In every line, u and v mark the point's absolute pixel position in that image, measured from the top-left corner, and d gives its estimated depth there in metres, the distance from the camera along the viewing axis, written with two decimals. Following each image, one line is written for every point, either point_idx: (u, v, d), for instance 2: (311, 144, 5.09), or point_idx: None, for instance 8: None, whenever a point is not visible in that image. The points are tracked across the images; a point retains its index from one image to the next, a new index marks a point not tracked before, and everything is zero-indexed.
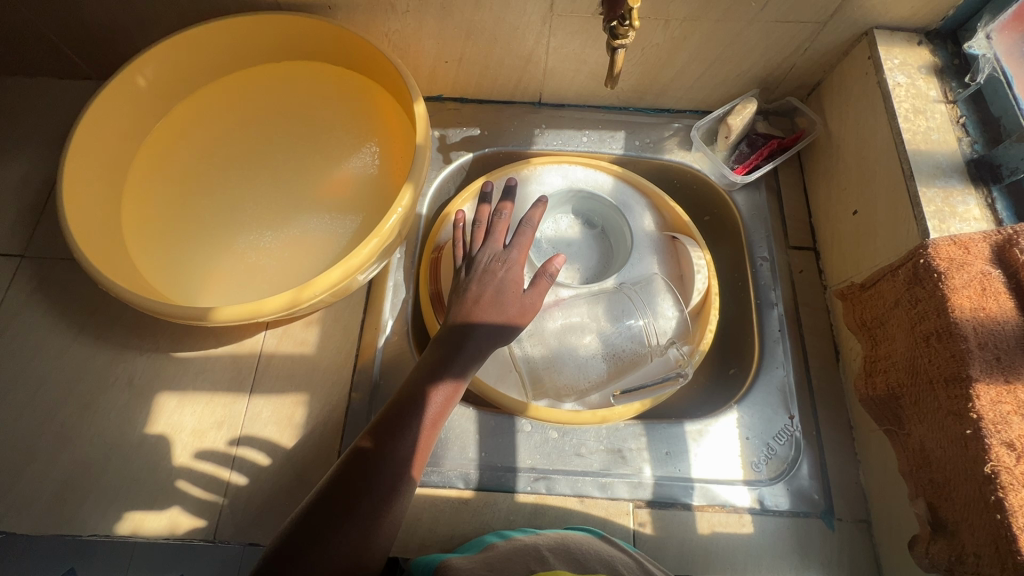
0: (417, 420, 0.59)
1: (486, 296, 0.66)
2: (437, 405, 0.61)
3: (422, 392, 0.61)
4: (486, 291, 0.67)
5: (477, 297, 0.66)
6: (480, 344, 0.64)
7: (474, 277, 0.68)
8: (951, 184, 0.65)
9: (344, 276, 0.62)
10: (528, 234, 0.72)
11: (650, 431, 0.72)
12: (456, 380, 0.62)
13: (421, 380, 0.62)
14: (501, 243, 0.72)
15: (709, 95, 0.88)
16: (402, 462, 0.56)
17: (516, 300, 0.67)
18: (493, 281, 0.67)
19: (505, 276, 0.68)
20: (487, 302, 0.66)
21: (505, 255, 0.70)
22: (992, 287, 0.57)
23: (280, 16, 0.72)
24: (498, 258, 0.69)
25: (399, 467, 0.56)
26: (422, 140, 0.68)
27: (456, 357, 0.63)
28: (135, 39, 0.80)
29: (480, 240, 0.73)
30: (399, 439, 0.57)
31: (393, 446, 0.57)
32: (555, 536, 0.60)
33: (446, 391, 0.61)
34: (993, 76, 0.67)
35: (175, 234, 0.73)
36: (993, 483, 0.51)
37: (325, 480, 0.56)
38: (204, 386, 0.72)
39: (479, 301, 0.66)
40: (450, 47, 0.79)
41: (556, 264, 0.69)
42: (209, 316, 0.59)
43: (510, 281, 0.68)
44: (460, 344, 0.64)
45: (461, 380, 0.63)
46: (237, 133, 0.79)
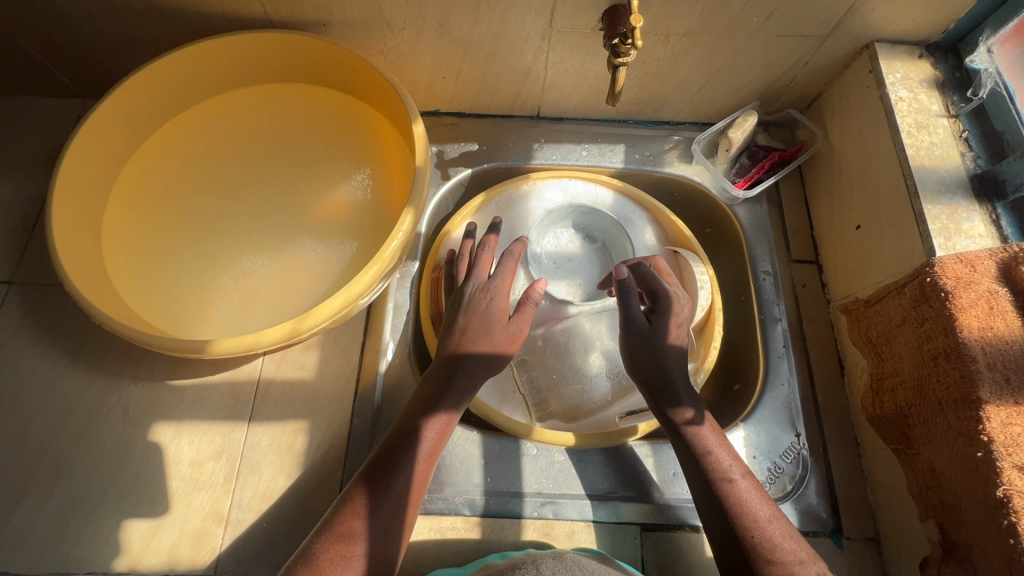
0: (419, 450, 0.59)
1: (474, 325, 0.66)
2: (433, 434, 0.60)
3: (422, 420, 0.60)
4: (472, 320, 0.66)
5: (463, 328, 0.66)
6: (474, 370, 0.64)
7: (460, 308, 0.68)
8: (956, 200, 0.64)
9: (344, 305, 0.61)
10: (510, 263, 0.71)
11: (657, 451, 0.72)
12: (452, 409, 0.62)
13: (422, 409, 0.61)
14: (485, 274, 0.71)
15: (708, 108, 0.87)
16: (402, 496, 0.56)
17: (502, 328, 0.67)
18: (479, 308, 0.67)
19: (491, 305, 0.68)
20: (474, 331, 0.66)
21: (489, 285, 0.69)
22: (999, 306, 0.57)
23: (271, 35, 0.70)
24: (483, 288, 0.69)
25: (399, 501, 0.55)
26: (421, 162, 0.66)
27: (448, 388, 0.62)
28: (124, 57, 0.78)
29: (464, 274, 0.73)
30: (399, 471, 0.57)
31: (394, 477, 0.56)
32: (552, 559, 0.58)
33: (443, 419, 0.61)
34: (996, 90, 0.67)
35: (168, 262, 0.71)
36: (1005, 507, 0.51)
37: (326, 513, 0.55)
38: (202, 415, 0.70)
39: (466, 332, 0.66)
40: (447, 63, 0.77)
41: (537, 290, 0.70)
42: (206, 349, 0.58)
43: (494, 311, 0.67)
44: (459, 371, 0.63)
45: (456, 408, 0.62)
46: (229, 155, 0.78)
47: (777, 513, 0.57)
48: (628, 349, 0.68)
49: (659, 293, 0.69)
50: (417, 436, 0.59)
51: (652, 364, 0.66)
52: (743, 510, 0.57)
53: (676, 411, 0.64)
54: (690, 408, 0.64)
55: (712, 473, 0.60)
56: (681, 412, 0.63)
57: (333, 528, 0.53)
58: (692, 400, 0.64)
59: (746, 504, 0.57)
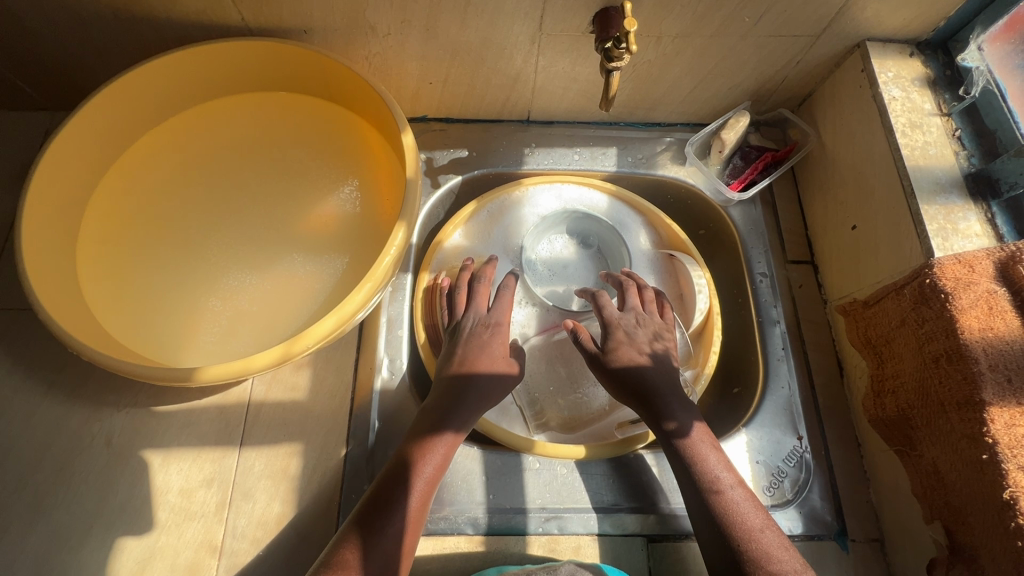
0: (418, 474, 0.58)
1: (471, 358, 0.67)
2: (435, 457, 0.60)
3: (423, 443, 0.60)
4: (471, 351, 0.68)
5: (462, 359, 0.67)
6: (475, 396, 0.64)
7: (459, 340, 0.69)
8: (952, 200, 0.64)
9: (337, 326, 0.59)
10: (508, 297, 0.74)
11: (661, 460, 0.71)
12: (457, 432, 0.62)
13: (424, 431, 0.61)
14: (484, 306, 0.72)
15: (700, 109, 0.86)
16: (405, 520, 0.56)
17: (501, 359, 0.69)
18: (483, 336, 0.70)
19: (491, 339, 0.70)
20: (473, 361, 0.67)
21: (489, 320, 0.71)
22: (999, 306, 0.56)
23: (248, 43, 0.67)
24: (483, 323, 0.71)
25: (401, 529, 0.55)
26: (411, 173, 0.64)
27: (452, 412, 0.63)
28: (93, 68, 0.74)
29: (462, 304, 0.73)
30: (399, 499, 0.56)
31: (393, 504, 0.56)
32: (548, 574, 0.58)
33: (447, 441, 0.61)
34: (988, 88, 0.67)
35: (149, 284, 0.69)
36: (1012, 509, 0.51)
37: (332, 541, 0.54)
38: (191, 441, 0.67)
39: (464, 362, 0.66)
40: (434, 68, 0.75)
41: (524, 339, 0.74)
42: (194, 376, 0.56)
43: (495, 343, 0.70)
44: (462, 397, 0.64)
45: (460, 432, 0.62)
46: (209, 169, 0.75)
47: (772, 524, 0.57)
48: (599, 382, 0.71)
49: (602, 320, 0.71)
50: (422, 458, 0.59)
51: (615, 390, 0.67)
52: (738, 524, 0.56)
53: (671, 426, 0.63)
54: (685, 423, 0.63)
55: (707, 487, 0.59)
56: (676, 426, 0.62)
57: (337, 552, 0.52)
58: (686, 414, 0.63)
59: (741, 518, 0.57)
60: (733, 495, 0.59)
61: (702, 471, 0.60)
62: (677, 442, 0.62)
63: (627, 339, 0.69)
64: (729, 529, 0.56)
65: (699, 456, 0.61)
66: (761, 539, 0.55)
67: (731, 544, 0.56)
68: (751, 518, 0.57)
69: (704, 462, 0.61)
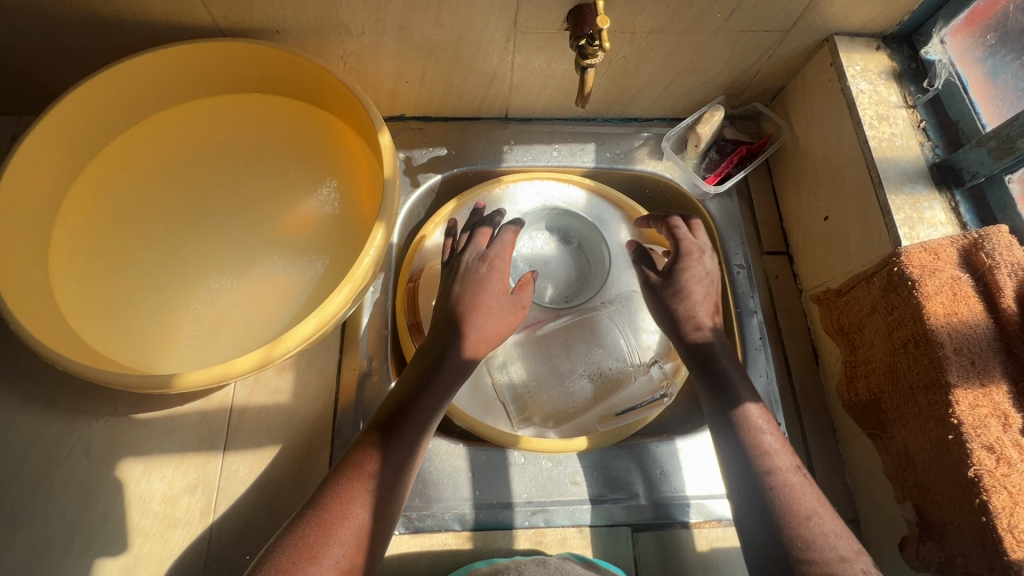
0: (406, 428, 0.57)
1: (469, 296, 0.67)
2: (400, 452, 0.56)
3: (388, 442, 0.56)
4: (468, 288, 0.68)
5: (459, 297, 0.67)
6: (439, 388, 0.60)
7: (457, 277, 0.69)
8: (917, 190, 0.66)
9: (318, 328, 0.58)
10: (509, 234, 0.73)
11: (643, 451, 0.72)
12: (420, 431, 0.58)
13: (391, 422, 0.57)
14: (483, 244, 0.73)
15: (676, 104, 0.87)
16: (362, 519, 0.51)
17: (499, 295, 0.69)
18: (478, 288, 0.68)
19: (489, 274, 0.69)
20: (467, 300, 0.67)
21: (487, 256, 0.71)
22: (963, 291, 0.58)
23: (219, 44, 0.66)
24: (481, 259, 0.70)
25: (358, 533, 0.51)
26: (389, 173, 0.64)
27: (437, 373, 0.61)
28: (60, 70, 0.72)
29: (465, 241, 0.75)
30: (357, 496, 0.52)
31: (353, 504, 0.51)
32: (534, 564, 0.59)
33: (414, 436, 0.57)
34: (951, 81, 0.69)
35: (125, 290, 0.68)
36: (976, 486, 0.53)
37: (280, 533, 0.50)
38: (173, 448, 0.67)
39: (461, 300, 0.67)
40: (411, 67, 0.75)
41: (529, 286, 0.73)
42: (172, 383, 0.55)
43: (494, 279, 0.69)
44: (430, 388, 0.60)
45: (425, 429, 0.58)
46: (185, 172, 0.74)
47: (829, 511, 0.55)
48: (657, 311, 0.73)
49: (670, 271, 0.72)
50: (385, 453, 0.55)
51: (682, 322, 0.69)
52: (794, 507, 0.54)
53: (739, 409, 0.62)
54: (754, 407, 0.62)
55: (761, 465, 0.57)
56: (744, 409, 0.62)
57: (300, 530, 0.50)
58: (756, 400, 0.63)
59: (798, 501, 0.55)
60: (798, 480, 0.56)
61: (764, 454, 0.58)
62: (742, 424, 0.60)
63: (696, 299, 0.70)
64: (784, 512, 0.54)
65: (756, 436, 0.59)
66: (818, 524, 0.53)
67: (782, 522, 0.54)
68: (813, 505, 0.55)
69: (767, 445, 0.59)
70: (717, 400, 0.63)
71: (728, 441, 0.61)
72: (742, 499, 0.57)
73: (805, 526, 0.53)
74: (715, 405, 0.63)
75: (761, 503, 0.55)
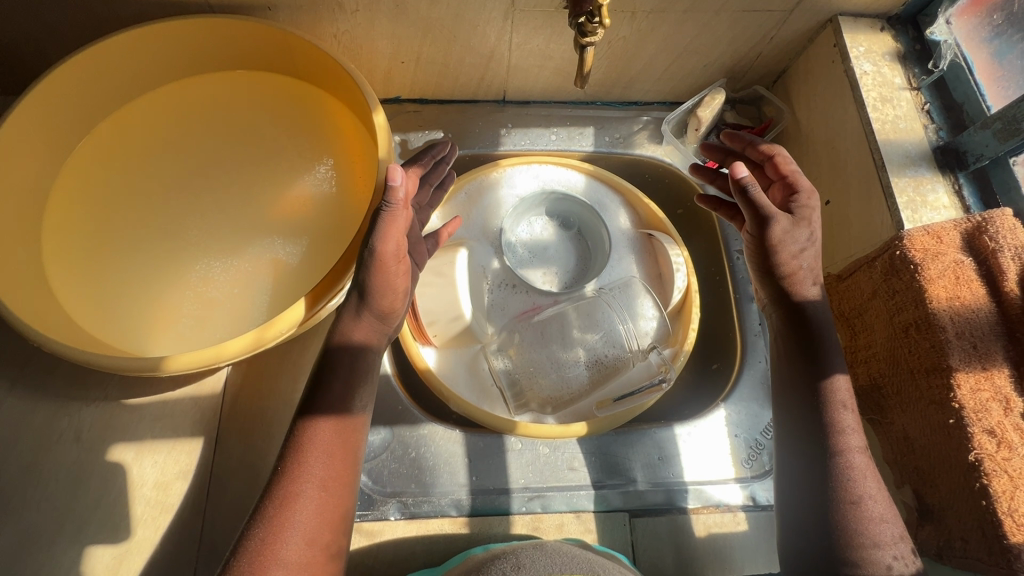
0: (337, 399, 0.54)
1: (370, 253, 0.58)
2: (322, 456, 0.51)
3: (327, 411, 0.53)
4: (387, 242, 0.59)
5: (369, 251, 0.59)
6: (344, 370, 0.55)
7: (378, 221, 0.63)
8: (921, 173, 0.65)
9: (311, 311, 0.57)
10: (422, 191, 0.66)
11: (642, 438, 0.72)
12: (349, 405, 0.54)
13: (301, 425, 0.53)
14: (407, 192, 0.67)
15: (676, 87, 0.86)
16: (315, 506, 0.50)
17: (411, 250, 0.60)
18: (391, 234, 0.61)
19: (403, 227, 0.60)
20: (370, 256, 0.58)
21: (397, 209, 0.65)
22: (965, 275, 0.58)
23: (203, 20, 0.64)
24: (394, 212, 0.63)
25: (297, 557, 0.47)
26: (383, 153, 0.63)
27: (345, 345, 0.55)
28: (45, 47, 0.70)
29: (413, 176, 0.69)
30: (299, 490, 0.49)
31: (281, 529, 0.48)
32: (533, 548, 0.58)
33: (334, 429, 0.53)
34: (955, 63, 0.68)
35: (118, 271, 0.66)
36: (977, 470, 0.53)
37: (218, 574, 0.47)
38: (165, 433, 0.69)
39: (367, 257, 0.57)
40: (406, 46, 0.73)
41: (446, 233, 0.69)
42: (162, 365, 0.54)
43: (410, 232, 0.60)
44: (335, 372, 0.55)
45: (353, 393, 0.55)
46: (175, 153, 0.73)
47: (886, 497, 0.54)
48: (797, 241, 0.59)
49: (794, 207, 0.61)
50: (328, 429, 0.52)
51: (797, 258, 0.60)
52: (853, 490, 0.53)
53: (828, 381, 0.58)
54: (845, 382, 0.58)
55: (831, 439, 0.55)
56: (834, 382, 0.57)
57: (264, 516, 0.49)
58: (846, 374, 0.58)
59: (860, 486, 0.53)
60: (866, 462, 0.55)
61: (843, 431, 0.56)
62: (828, 397, 0.57)
63: (806, 252, 0.60)
64: (844, 493, 0.53)
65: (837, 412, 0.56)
66: (875, 509, 0.53)
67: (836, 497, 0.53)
68: (875, 489, 0.54)
69: (846, 424, 0.56)
70: (803, 371, 0.59)
71: (801, 412, 0.58)
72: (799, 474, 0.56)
73: (862, 507, 0.52)
74: (800, 376, 0.59)
75: (823, 482, 0.54)
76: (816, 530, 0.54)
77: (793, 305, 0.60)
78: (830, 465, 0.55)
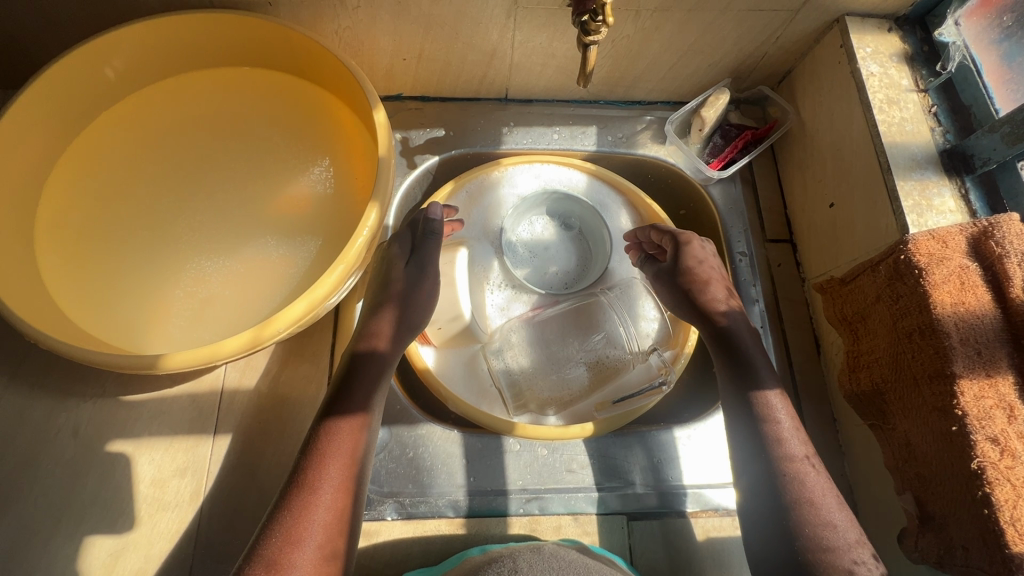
0: (355, 401, 0.57)
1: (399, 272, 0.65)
2: (339, 454, 0.54)
3: (347, 410, 0.56)
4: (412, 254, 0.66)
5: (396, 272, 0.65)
6: (369, 373, 0.59)
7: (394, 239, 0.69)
8: (927, 176, 0.65)
9: (309, 309, 0.57)
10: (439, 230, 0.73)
11: (641, 440, 0.71)
12: (367, 405, 0.58)
13: (322, 426, 0.55)
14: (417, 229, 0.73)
15: (680, 87, 0.85)
16: (331, 502, 0.51)
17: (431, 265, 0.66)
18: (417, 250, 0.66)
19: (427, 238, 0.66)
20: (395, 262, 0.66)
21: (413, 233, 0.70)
22: (970, 281, 0.57)
23: (204, 16, 0.64)
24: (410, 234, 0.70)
25: (318, 552, 0.48)
26: (384, 151, 0.62)
27: (372, 357, 0.60)
28: (46, 41, 0.70)
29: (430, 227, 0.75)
30: (318, 485, 0.51)
31: (304, 523, 0.49)
32: (529, 552, 0.57)
33: (349, 428, 0.56)
34: (964, 64, 0.67)
35: (117, 267, 0.66)
36: (979, 478, 0.52)
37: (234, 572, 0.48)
38: (162, 431, 0.66)
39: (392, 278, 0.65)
40: (408, 43, 0.73)
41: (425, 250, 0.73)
42: (159, 363, 0.54)
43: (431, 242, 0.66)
44: (359, 375, 0.59)
45: (371, 394, 0.59)
46: (176, 149, 0.72)
47: (840, 501, 0.54)
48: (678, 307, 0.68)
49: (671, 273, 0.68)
50: (346, 428, 0.55)
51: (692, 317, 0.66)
52: (802, 495, 0.53)
53: (760, 394, 0.60)
54: (776, 396, 0.59)
55: (773, 447, 0.56)
56: (766, 395, 0.59)
57: (283, 513, 0.50)
58: (779, 388, 0.60)
59: (808, 490, 0.53)
60: (813, 471, 0.55)
61: (780, 442, 0.56)
62: (762, 410, 0.58)
63: (708, 279, 0.66)
64: (793, 498, 0.53)
65: (775, 423, 0.58)
66: (827, 515, 0.52)
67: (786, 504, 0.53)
68: (825, 497, 0.53)
69: (785, 432, 0.57)
70: (735, 383, 0.61)
71: (741, 423, 0.59)
72: (750, 484, 0.57)
73: (812, 513, 0.52)
74: (734, 388, 0.61)
75: (771, 488, 0.54)
76: (776, 551, 0.52)
77: (715, 325, 0.64)
78: (772, 477, 0.55)
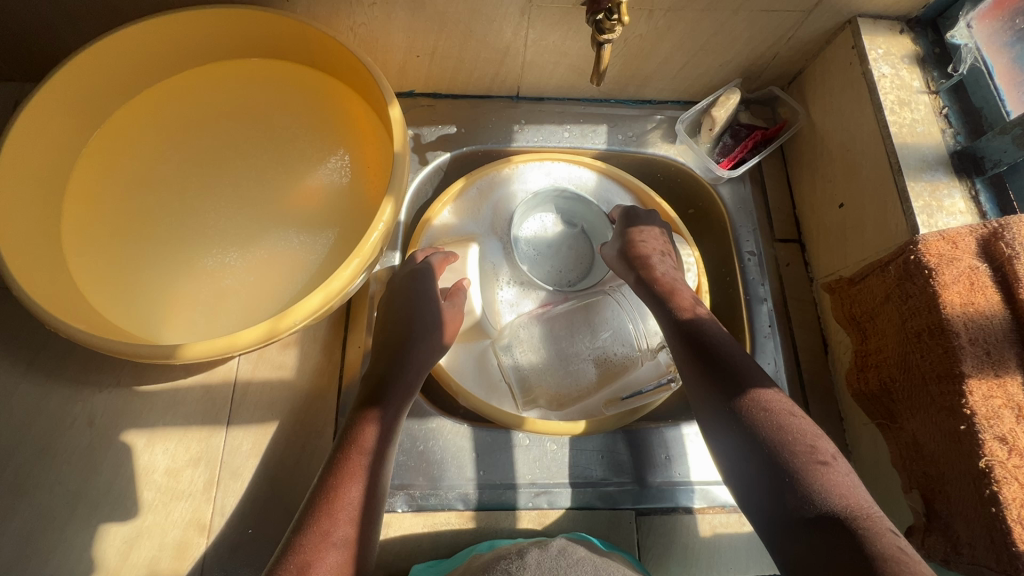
0: (388, 407, 0.61)
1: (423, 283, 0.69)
2: (370, 454, 0.56)
3: (382, 414, 0.60)
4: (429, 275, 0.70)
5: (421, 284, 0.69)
6: (402, 381, 0.63)
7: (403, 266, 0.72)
8: (937, 177, 0.65)
9: (324, 302, 0.58)
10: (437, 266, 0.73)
11: (650, 436, 0.72)
12: (399, 412, 0.61)
13: (356, 427, 0.58)
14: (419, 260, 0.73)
15: (690, 86, 0.85)
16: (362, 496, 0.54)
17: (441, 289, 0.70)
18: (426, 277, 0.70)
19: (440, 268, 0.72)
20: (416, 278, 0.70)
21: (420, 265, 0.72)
22: (980, 281, 0.57)
23: (223, 11, 0.65)
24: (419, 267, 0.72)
25: (350, 545, 0.51)
26: (399, 148, 0.63)
27: (405, 370, 0.64)
28: (64, 35, 0.71)
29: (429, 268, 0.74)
30: (350, 481, 0.54)
31: (333, 521, 0.51)
32: (538, 548, 0.58)
33: (380, 430, 0.59)
34: (975, 66, 0.67)
35: (131, 257, 0.67)
36: (988, 477, 0.53)
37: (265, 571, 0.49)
38: (176, 422, 0.67)
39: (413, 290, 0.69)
40: (422, 40, 0.73)
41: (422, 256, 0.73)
42: (176, 353, 0.54)
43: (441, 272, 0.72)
44: (391, 380, 0.63)
45: (406, 403, 0.63)
46: (190, 142, 0.73)
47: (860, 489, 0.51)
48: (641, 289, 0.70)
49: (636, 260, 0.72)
50: (375, 428, 0.58)
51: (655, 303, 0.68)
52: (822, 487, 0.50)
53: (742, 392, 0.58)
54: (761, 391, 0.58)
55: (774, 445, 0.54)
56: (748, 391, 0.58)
57: (316, 505, 0.52)
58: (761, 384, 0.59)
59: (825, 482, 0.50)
60: (830, 465, 0.52)
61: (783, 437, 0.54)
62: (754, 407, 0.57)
63: (671, 280, 0.70)
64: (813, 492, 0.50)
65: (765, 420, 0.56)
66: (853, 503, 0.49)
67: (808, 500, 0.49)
68: (853, 495, 0.50)
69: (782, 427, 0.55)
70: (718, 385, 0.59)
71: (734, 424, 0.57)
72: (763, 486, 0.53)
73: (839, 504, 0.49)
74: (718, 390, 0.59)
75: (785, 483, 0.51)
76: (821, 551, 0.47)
77: (687, 325, 0.64)
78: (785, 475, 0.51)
